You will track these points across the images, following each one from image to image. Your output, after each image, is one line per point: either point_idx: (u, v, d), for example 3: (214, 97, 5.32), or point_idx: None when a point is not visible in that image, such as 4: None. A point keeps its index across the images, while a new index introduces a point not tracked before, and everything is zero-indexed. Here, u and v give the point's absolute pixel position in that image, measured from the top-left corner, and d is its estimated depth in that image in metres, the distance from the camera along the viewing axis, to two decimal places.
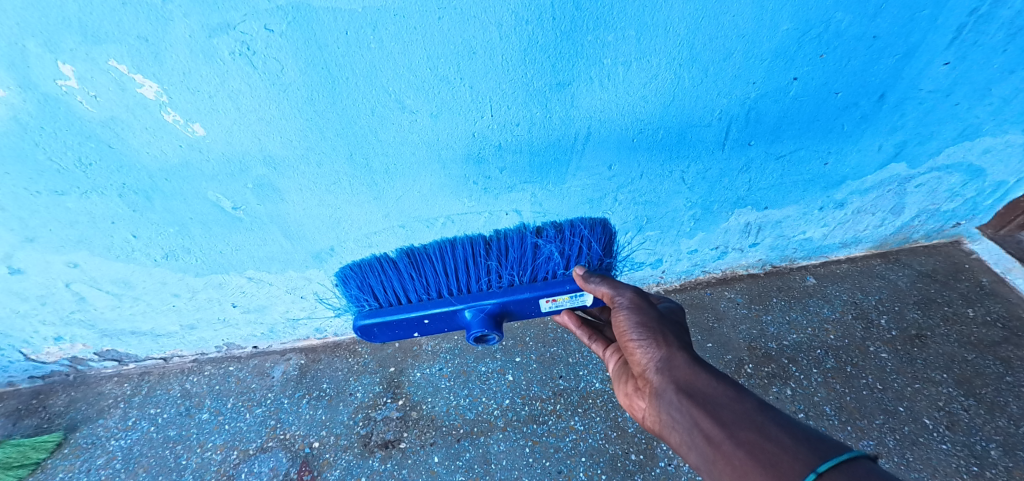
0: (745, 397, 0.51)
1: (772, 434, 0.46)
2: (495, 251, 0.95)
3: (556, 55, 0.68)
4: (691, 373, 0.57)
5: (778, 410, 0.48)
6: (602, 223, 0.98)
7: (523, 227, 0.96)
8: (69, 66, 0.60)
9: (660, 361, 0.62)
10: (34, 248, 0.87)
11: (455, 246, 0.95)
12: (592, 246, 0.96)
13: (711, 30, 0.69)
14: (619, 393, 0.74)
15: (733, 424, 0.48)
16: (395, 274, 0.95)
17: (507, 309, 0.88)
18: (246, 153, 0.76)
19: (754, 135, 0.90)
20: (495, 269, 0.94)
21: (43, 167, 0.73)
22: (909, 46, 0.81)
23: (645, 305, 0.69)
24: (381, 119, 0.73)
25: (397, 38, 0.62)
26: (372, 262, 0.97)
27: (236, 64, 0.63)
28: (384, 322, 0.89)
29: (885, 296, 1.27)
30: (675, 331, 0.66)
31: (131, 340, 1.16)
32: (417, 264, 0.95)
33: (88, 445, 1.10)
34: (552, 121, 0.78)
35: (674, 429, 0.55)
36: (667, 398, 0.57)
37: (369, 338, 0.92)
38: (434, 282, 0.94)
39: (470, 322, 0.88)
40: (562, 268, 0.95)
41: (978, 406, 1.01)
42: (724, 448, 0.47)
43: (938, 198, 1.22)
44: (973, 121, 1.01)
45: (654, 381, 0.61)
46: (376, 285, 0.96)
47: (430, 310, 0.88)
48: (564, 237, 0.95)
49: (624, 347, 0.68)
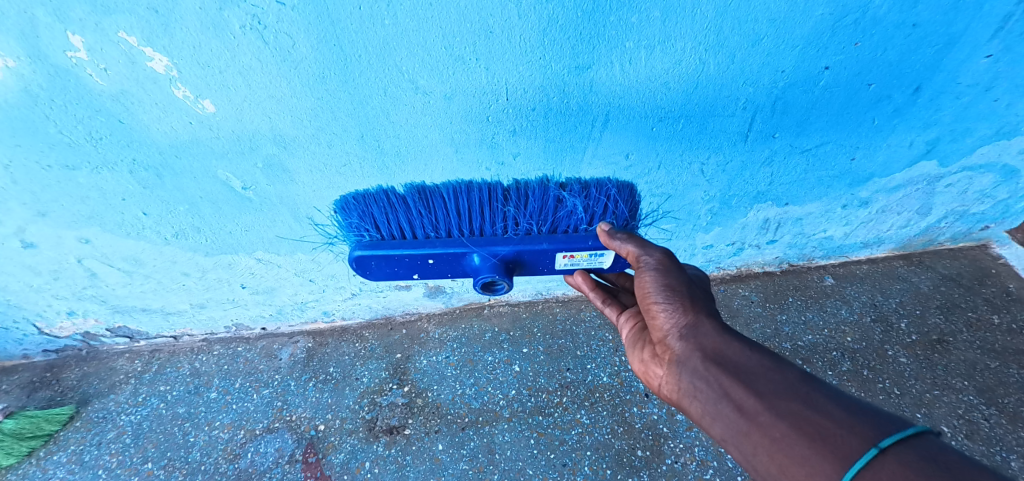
0: (784, 368, 0.50)
1: (817, 405, 0.45)
2: (514, 198, 0.85)
3: (577, 37, 0.65)
4: (721, 341, 0.56)
5: (822, 381, 0.47)
6: (629, 188, 0.88)
7: (546, 180, 0.86)
8: (78, 37, 0.59)
9: (685, 327, 0.61)
10: (46, 223, 0.87)
11: (471, 189, 0.85)
12: (619, 206, 0.85)
13: (741, 14, 0.66)
14: (633, 360, 0.75)
15: (771, 395, 0.48)
16: (404, 209, 0.83)
17: (522, 258, 0.81)
18: (256, 131, 0.74)
19: (779, 127, 0.87)
20: (512, 215, 0.84)
21: (54, 140, 0.73)
22: (950, 36, 0.77)
23: (673, 268, 0.65)
24: (394, 99, 0.71)
25: (411, 15, 0.60)
26: (379, 195, 0.84)
27: (247, 39, 0.61)
28: (384, 257, 0.79)
29: (906, 299, 1.23)
30: (702, 298, 0.64)
31: (142, 317, 1.17)
32: (428, 201, 0.84)
33: (99, 419, 1.12)
34: (569, 106, 0.76)
35: (697, 398, 0.56)
36: (692, 366, 0.57)
37: (365, 273, 0.83)
38: (445, 221, 0.83)
39: (479, 268, 0.81)
40: (585, 224, 0.85)
41: (1000, 415, 0.98)
42: (760, 419, 0.47)
43: (968, 199, 1.17)
44: (1012, 119, 0.96)
45: (677, 349, 0.60)
46: (380, 217, 0.83)
47: (436, 250, 0.79)
48: (590, 194, 0.85)
49: (645, 311, 0.66)
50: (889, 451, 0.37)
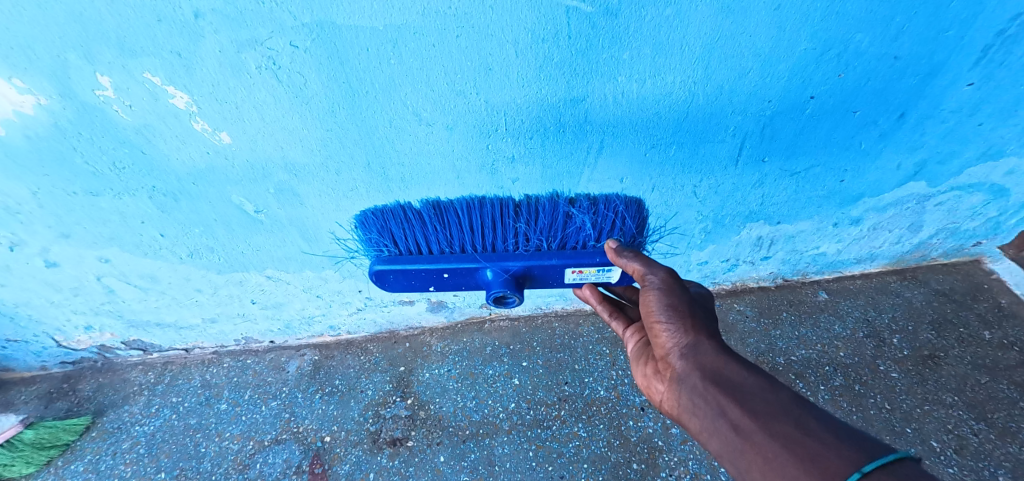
0: (779, 389, 0.53)
1: (809, 427, 0.48)
2: (525, 213, 0.89)
3: (571, 72, 0.69)
4: (719, 360, 0.59)
5: (815, 404, 0.50)
6: (636, 203, 0.91)
7: (556, 194, 0.89)
8: (106, 78, 0.64)
9: (686, 346, 0.64)
10: (69, 244, 0.92)
11: (484, 204, 0.88)
12: (626, 222, 0.90)
13: (727, 49, 0.69)
14: (637, 374, 0.77)
15: (765, 415, 0.51)
16: (420, 223, 0.87)
17: (530, 273, 0.87)
18: (269, 161, 0.79)
19: (769, 152, 0.90)
20: (522, 231, 0.88)
21: (80, 169, 0.77)
22: (932, 65, 0.80)
23: (676, 288, 0.69)
24: (399, 130, 0.76)
25: (416, 54, 0.64)
26: (396, 209, 0.88)
27: (262, 77, 0.66)
28: (401, 271, 0.85)
29: (899, 314, 1.26)
30: (703, 317, 0.67)
31: (155, 331, 1.22)
32: (442, 216, 0.88)
33: (114, 429, 1.16)
34: (565, 135, 0.79)
35: (696, 414, 0.59)
36: (691, 383, 0.60)
37: (383, 285, 0.90)
38: (458, 237, 0.88)
39: (491, 282, 0.87)
40: (593, 240, 0.90)
41: (989, 430, 0.99)
42: (754, 438, 0.50)
43: (959, 217, 1.20)
44: (998, 141, 0.99)
45: (678, 366, 0.63)
46: (398, 232, 0.88)
47: (451, 265, 0.85)
48: (598, 210, 0.89)
49: (649, 328, 0.70)
50: (869, 476, 0.40)
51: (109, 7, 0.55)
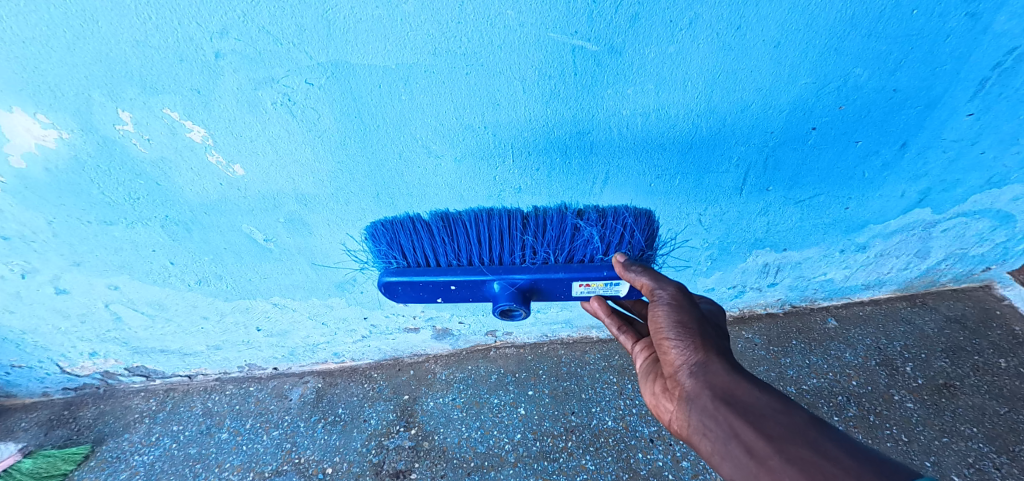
0: (793, 411, 0.52)
1: (827, 451, 0.47)
2: (533, 226, 0.88)
3: (577, 107, 0.70)
4: (731, 381, 0.58)
5: (831, 427, 0.49)
6: (646, 215, 0.91)
7: (564, 206, 0.87)
8: (127, 113, 0.66)
9: (695, 364, 0.62)
10: (80, 272, 0.93)
11: (492, 215, 0.87)
12: (635, 236, 0.90)
13: (728, 85, 0.70)
14: (645, 392, 0.76)
15: (781, 439, 0.50)
16: (428, 236, 0.88)
17: (538, 286, 0.87)
18: (280, 191, 0.80)
19: (772, 181, 0.91)
20: (529, 244, 0.90)
21: (95, 200, 0.79)
22: (931, 98, 0.81)
23: (686, 304, 0.66)
24: (407, 162, 0.77)
25: (426, 91, 0.66)
26: (405, 221, 0.87)
27: (277, 113, 0.67)
28: (410, 282, 0.87)
29: (911, 342, 1.24)
30: (714, 334, 0.64)
31: (159, 357, 1.21)
32: (451, 228, 0.87)
33: (113, 459, 1.14)
34: (571, 167, 0.80)
35: (707, 435, 0.57)
36: (701, 404, 0.58)
37: (394, 296, 0.91)
38: (466, 249, 0.89)
39: (497, 294, 0.88)
40: (600, 253, 0.90)
41: (1011, 465, 0.96)
42: (769, 463, 0.49)
43: (966, 242, 1.19)
44: (1001, 170, 0.99)
45: (687, 385, 0.61)
46: (407, 245, 0.89)
47: (459, 278, 0.86)
48: (607, 223, 0.88)
49: (657, 344, 0.67)
50: None
51: (133, 48, 0.57)
